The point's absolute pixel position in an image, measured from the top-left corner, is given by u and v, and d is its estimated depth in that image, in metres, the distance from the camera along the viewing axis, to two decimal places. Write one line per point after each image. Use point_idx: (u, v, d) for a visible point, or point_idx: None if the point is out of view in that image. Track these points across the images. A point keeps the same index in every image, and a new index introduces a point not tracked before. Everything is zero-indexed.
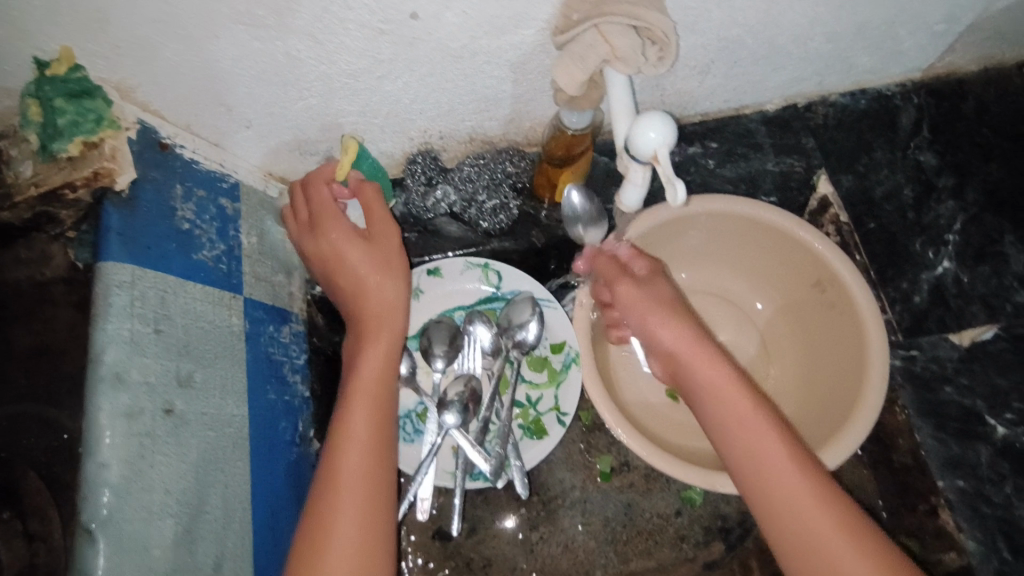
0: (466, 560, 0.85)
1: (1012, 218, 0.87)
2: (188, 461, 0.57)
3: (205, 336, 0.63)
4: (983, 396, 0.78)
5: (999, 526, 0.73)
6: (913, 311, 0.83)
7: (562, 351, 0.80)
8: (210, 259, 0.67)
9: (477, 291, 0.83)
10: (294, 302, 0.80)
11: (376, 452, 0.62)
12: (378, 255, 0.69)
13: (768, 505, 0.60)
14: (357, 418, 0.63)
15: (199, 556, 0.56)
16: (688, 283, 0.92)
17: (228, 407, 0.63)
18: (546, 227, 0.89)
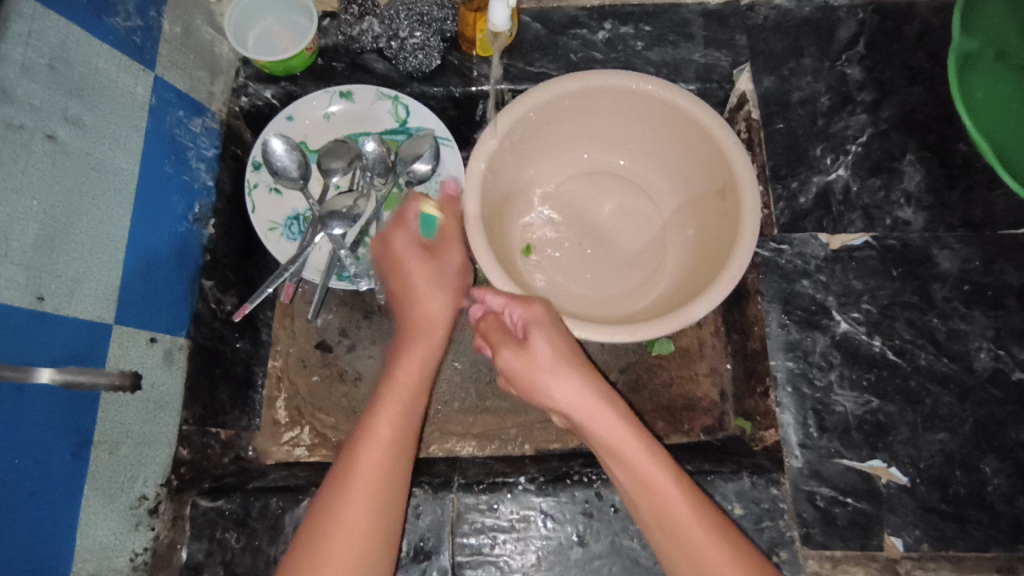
0: (339, 371, 0.91)
1: (919, 139, 0.87)
2: (61, 185, 0.63)
3: (103, 89, 0.69)
4: (836, 293, 0.82)
5: (813, 405, 0.78)
6: (794, 210, 0.86)
7: (449, 188, 0.89)
8: (123, 27, 0.73)
9: (385, 121, 0.90)
10: (213, 102, 0.87)
11: (417, 387, 0.70)
12: (435, 270, 0.78)
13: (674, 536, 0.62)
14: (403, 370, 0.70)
15: (59, 266, 0.63)
16: (590, 158, 0.95)
17: (115, 160, 0.70)
18: (470, 79, 0.92)
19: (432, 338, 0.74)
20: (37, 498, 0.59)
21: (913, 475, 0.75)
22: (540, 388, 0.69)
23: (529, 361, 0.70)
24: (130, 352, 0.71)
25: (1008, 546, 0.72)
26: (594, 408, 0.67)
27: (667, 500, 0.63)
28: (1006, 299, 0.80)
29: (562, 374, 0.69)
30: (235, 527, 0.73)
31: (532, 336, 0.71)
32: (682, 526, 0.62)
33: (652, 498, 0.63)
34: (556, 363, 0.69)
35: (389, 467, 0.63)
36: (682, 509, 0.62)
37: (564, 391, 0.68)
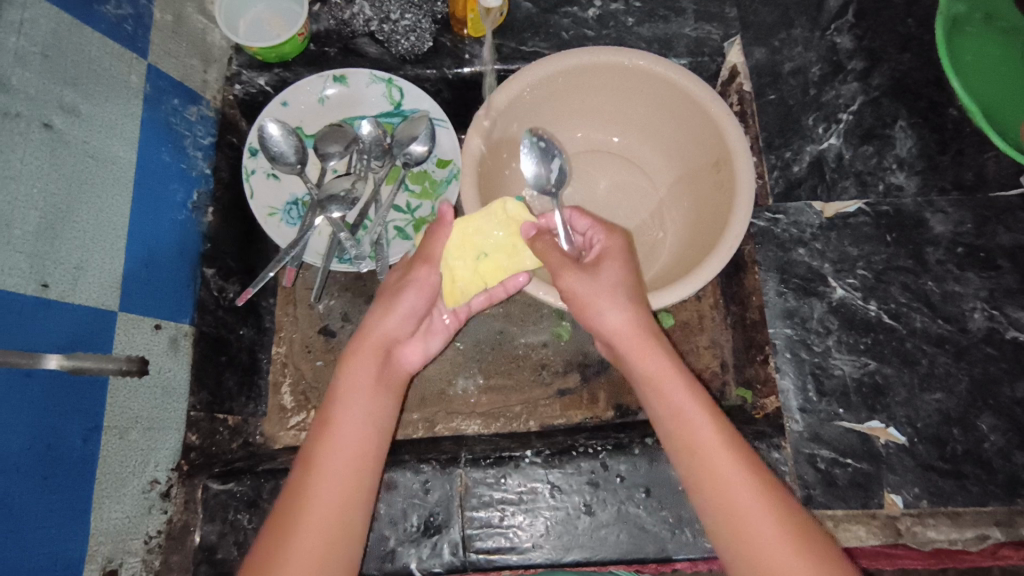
0: (344, 355, 0.91)
1: (910, 105, 0.87)
2: (59, 172, 0.64)
3: (97, 78, 0.70)
4: (832, 260, 0.83)
5: (812, 370, 0.79)
6: (789, 178, 0.87)
7: (446, 167, 0.89)
8: (114, 16, 0.73)
9: (380, 103, 0.90)
10: (207, 90, 0.87)
11: (358, 419, 0.65)
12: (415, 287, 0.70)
13: (733, 524, 0.58)
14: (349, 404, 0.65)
15: (61, 253, 0.63)
16: (586, 134, 0.95)
17: (113, 149, 0.71)
18: (462, 61, 0.92)
19: (377, 365, 0.68)
20: (50, 482, 0.60)
21: (911, 435, 0.76)
22: (597, 313, 0.66)
23: (592, 285, 0.67)
24: (136, 338, 0.71)
25: (1006, 500, 0.74)
26: (639, 339, 0.66)
27: (711, 456, 0.61)
28: (999, 259, 0.81)
29: (618, 306, 0.66)
30: (247, 508, 0.74)
31: (604, 265, 0.68)
32: (728, 488, 0.60)
33: (691, 449, 0.62)
34: (617, 294, 0.67)
35: (337, 510, 0.60)
36: (726, 463, 0.60)
37: (616, 322, 0.66)
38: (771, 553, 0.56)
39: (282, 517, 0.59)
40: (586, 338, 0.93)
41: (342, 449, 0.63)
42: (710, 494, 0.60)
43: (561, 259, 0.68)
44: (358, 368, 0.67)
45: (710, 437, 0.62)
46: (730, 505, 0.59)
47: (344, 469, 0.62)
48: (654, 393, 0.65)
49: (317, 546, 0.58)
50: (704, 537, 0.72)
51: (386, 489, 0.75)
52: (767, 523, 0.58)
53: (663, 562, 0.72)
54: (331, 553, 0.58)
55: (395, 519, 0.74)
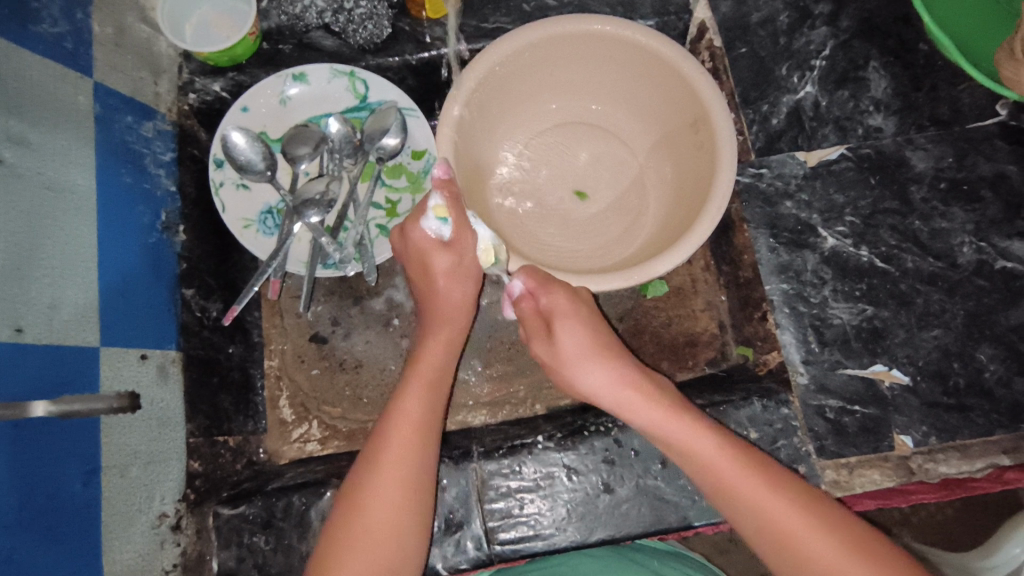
0: (339, 361, 0.89)
1: (881, 45, 0.86)
2: (18, 210, 0.60)
3: (45, 103, 0.66)
4: (819, 210, 0.82)
5: (811, 322, 0.80)
6: (769, 132, 0.86)
7: (422, 158, 0.87)
8: (51, 34, 0.68)
9: (345, 99, 0.87)
10: (160, 103, 0.82)
11: (441, 364, 0.72)
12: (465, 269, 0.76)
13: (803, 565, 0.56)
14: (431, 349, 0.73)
15: (32, 294, 0.60)
16: (558, 108, 0.93)
17: (70, 177, 0.67)
18: (424, 45, 0.89)
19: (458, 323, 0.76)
20: (55, 533, 0.58)
21: (914, 374, 0.77)
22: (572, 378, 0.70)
23: (557, 354, 0.71)
24: (123, 372, 0.68)
25: (1011, 427, 0.75)
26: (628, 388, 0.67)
27: (731, 478, 0.60)
28: (982, 190, 0.81)
29: (586, 363, 0.69)
30: (262, 530, 0.72)
31: (557, 329, 0.70)
32: (751, 498, 0.59)
33: (691, 461, 0.63)
34: (587, 349, 0.69)
35: (415, 439, 0.66)
36: (737, 474, 0.61)
37: (596, 377, 0.69)
38: (808, 546, 0.56)
39: (358, 475, 0.64)
40: None
41: (415, 414, 0.67)
42: (738, 510, 0.60)
43: (530, 327, 0.73)
44: (435, 334, 0.74)
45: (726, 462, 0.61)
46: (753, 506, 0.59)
47: (424, 410, 0.68)
48: (673, 436, 0.64)
49: (389, 505, 0.62)
50: None
51: None
52: (795, 522, 0.57)
53: (685, 529, 0.73)
54: (404, 515, 0.62)
55: None
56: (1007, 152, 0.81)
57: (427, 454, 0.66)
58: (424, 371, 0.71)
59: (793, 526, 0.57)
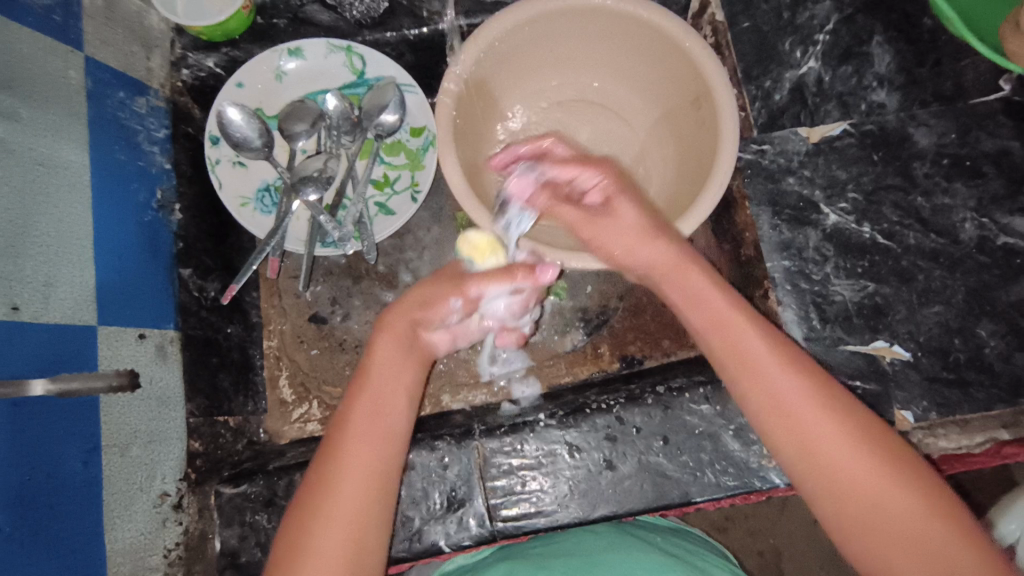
0: (339, 341, 0.88)
1: (885, 19, 0.85)
2: (10, 187, 0.59)
3: (36, 77, 0.64)
4: (822, 187, 0.82)
5: (813, 299, 0.79)
6: (771, 108, 0.85)
7: (421, 135, 0.85)
8: (40, 6, 0.67)
9: (342, 74, 0.86)
10: (153, 78, 0.81)
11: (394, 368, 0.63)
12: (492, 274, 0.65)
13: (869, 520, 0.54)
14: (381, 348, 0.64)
15: (27, 273, 0.59)
16: (557, 85, 0.91)
17: (63, 153, 0.65)
18: (421, 19, 0.87)
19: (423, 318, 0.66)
20: (56, 511, 0.57)
21: (915, 350, 0.77)
22: (618, 255, 0.70)
23: (612, 225, 0.70)
24: (121, 351, 0.67)
25: (1012, 402, 0.75)
26: (674, 266, 0.67)
27: (760, 379, 0.60)
28: (985, 166, 0.80)
29: (640, 243, 0.69)
30: (264, 508, 0.72)
31: (615, 201, 0.70)
32: (790, 406, 0.58)
33: (777, 410, 0.59)
34: (640, 232, 0.69)
35: (371, 453, 0.59)
36: (793, 393, 0.58)
37: (648, 255, 0.68)
38: (834, 456, 0.55)
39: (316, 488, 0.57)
40: (582, 292, 0.91)
41: (368, 429, 0.59)
42: (765, 404, 0.59)
43: (569, 214, 0.71)
44: (384, 347, 0.64)
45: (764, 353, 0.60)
46: (798, 425, 0.57)
47: (372, 417, 0.60)
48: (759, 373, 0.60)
49: (348, 525, 0.55)
50: (725, 476, 0.72)
51: (404, 470, 0.74)
52: (839, 447, 0.56)
53: (688, 505, 0.73)
54: (366, 534, 0.56)
55: (418, 499, 0.73)
56: (1011, 128, 0.81)
57: (387, 479, 0.58)
58: (374, 401, 0.61)
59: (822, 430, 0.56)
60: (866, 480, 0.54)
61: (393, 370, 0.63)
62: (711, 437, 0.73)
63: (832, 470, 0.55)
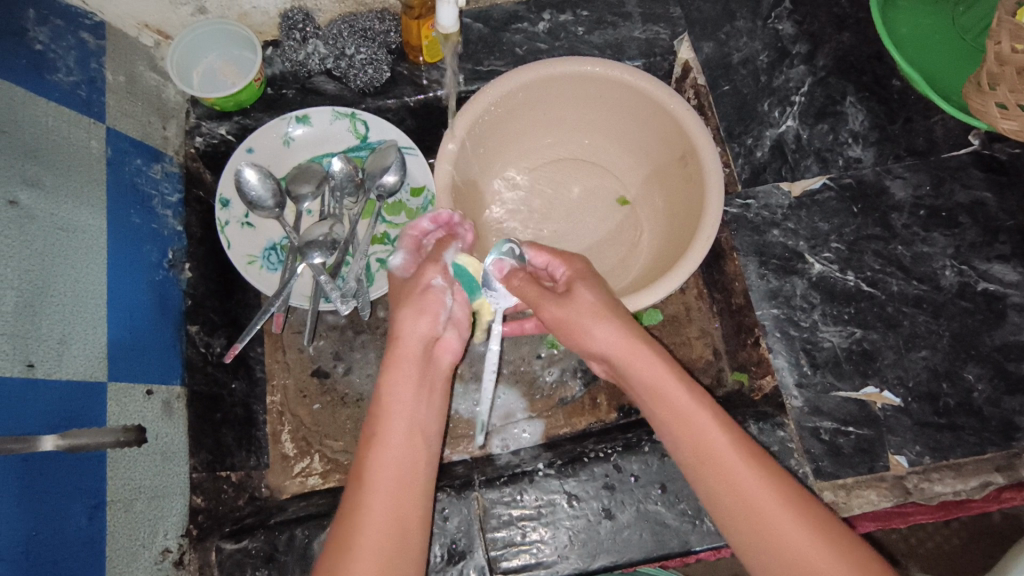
0: (340, 395, 0.90)
1: (856, 81, 0.90)
2: (32, 250, 0.62)
3: (58, 148, 0.68)
4: (805, 237, 0.85)
5: (802, 345, 0.82)
6: (753, 164, 0.90)
7: (420, 194, 0.90)
8: (66, 83, 0.72)
9: (345, 139, 0.91)
10: (169, 146, 0.86)
11: (406, 416, 0.64)
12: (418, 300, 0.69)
13: None
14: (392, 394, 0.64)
15: (43, 331, 0.61)
16: (550, 144, 0.96)
17: (82, 218, 0.69)
18: (422, 87, 0.94)
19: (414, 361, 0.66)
20: (60, 567, 0.58)
21: (905, 395, 0.79)
22: (585, 339, 0.68)
23: (568, 311, 0.68)
24: (129, 407, 0.69)
25: (1003, 445, 0.76)
26: (629, 352, 0.66)
27: (737, 482, 0.59)
28: (960, 216, 0.84)
29: (599, 321, 0.67)
30: (265, 564, 0.72)
31: (573, 288, 0.69)
32: (733, 474, 0.59)
33: (741, 508, 0.58)
34: (597, 311, 0.67)
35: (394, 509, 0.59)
36: (765, 494, 0.58)
37: (602, 337, 0.67)
38: (778, 528, 0.56)
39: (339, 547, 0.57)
40: None
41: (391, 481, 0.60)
42: (729, 502, 0.59)
43: (531, 289, 0.70)
44: (398, 390, 0.65)
45: (721, 433, 0.61)
46: (765, 517, 0.57)
47: (393, 473, 0.61)
48: (727, 481, 0.59)
49: None
50: None
51: None
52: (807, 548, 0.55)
53: (688, 554, 0.73)
54: None
55: None
56: (983, 179, 0.85)
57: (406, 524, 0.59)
58: (393, 449, 0.62)
59: (765, 503, 0.57)
60: (813, 552, 0.55)
61: (403, 418, 0.64)
62: None
63: (779, 541, 0.56)
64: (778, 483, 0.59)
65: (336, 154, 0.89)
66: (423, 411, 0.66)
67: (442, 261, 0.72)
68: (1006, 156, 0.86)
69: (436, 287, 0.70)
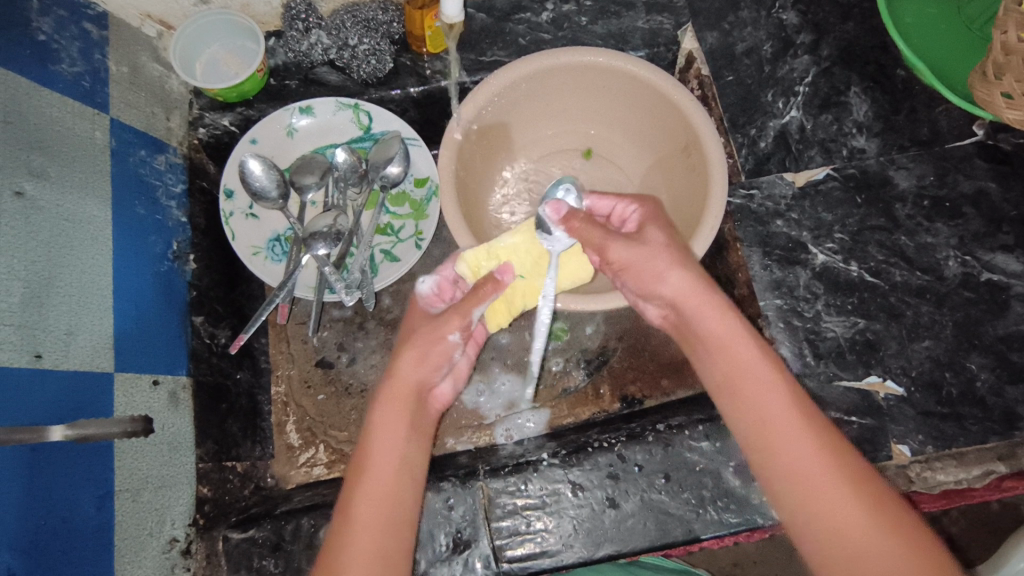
0: (345, 385, 0.90)
1: (861, 72, 0.90)
2: (39, 241, 0.63)
3: (64, 138, 0.68)
4: (809, 228, 0.86)
5: (806, 335, 0.82)
6: (757, 154, 0.90)
7: (424, 185, 0.90)
8: (70, 74, 0.72)
9: (349, 130, 0.91)
10: (172, 137, 0.86)
11: (394, 447, 0.64)
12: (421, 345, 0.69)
13: None
14: (382, 425, 0.65)
15: (51, 321, 0.62)
16: (553, 135, 0.96)
17: (88, 209, 0.69)
18: (424, 78, 0.93)
19: (407, 395, 0.67)
20: (69, 556, 0.58)
21: (907, 385, 0.79)
22: (649, 281, 0.67)
23: (640, 253, 0.66)
24: (136, 397, 0.70)
25: (1005, 434, 0.77)
26: (699, 301, 0.65)
27: (790, 446, 0.59)
28: (964, 207, 0.84)
29: (667, 269, 0.66)
30: (272, 553, 0.72)
31: (647, 230, 0.68)
32: (789, 441, 0.59)
33: (793, 471, 0.58)
34: (668, 257, 0.66)
35: (381, 532, 0.60)
36: (818, 460, 0.58)
37: (672, 283, 0.65)
38: (830, 502, 0.56)
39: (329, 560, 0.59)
40: (583, 334, 0.94)
41: (376, 507, 0.61)
42: (782, 463, 0.59)
43: (596, 232, 0.68)
44: (387, 418, 0.65)
45: (777, 399, 0.61)
46: (817, 483, 0.57)
47: (380, 500, 0.61)
48: (785, 441, 0.59)
49: None
50: (727, 512, 0.73)
51: None
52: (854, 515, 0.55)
53: (692, 542, 0.73)
54: None
55: (423, 541, 0.73)
56: (986, 170, 0.85)
57: (392, 544, 0.60)
58: (383, 475, 0.63)
59: (820, 476, 0.57)
60: (863, 521, 0.55)
61: (392, 447, 0.64)
62: (712, 474, 0.75)
63: (835, 513, 0.55)
64: (831, 443, 0.58)
65: (341, 144, 0.88)
66: (415, 443, 0.66)
67: (469, 317, 0.69)
68: (1011, 147, 0.86)
69: (452, 345, 0.69)
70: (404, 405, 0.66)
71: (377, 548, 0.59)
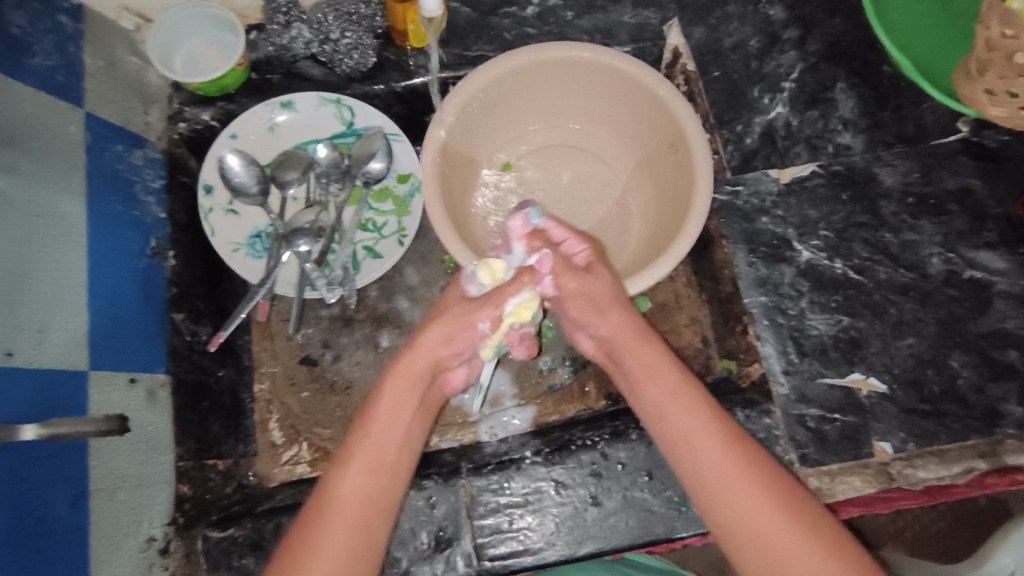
0: (329, 383, 0.89)
1: (847, 67, 0.90)
2: (10, 237, 0.62)
3: (37, 133, 0.67)
4: (794, 225, 0.85)
5: (790, 333, 0.82)
6: (743, 150, 0.89)
7: (408, 181, 0.89)
8: (44, 67, 0.71)
9: (331, 125, 0.90)
10: (151, 132, 0.84)
11: (398, 422, 0.64)
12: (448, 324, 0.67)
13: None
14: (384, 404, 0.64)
15: (21, 318, 0.61)
16: (538, 131, 0.95)
17: (62, 205, 0.68)
18: (410, 73, 0.93)
19: (420, 373, 0.66)
20: (42, 557, 0.58)
21: (890, 382, 0.79)
22: (585, 316, 0.70)
23: (591, 279, 0.70)
24: (111, 396, 0.69)
25: (987, 431, 0.77)
26: (629, 331, 0.69)
27: (699, 451, 0.61)
28: (948, 204, 0.84)
29: (609, 308, 0.69)
30: (251, 552, 0.72)
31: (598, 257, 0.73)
32: (696, 443, 0.61)
33: (703, 473, 0.61)
34: (614, 287, 0.71)
35: (370, 499, 0.60)
36: (726, 460, 0.60)
37: (612, 316, 0.69)
38: (737, 492, 0.59)
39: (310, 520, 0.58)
40: None
41: (366, 477, 0.60)
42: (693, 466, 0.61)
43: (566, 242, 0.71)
44: (394, 391, 0.65)
45: (690, 408, 0.63)
46: (725, 482, 0.59)
47: (372, 468, 0.61)
48: (695, 446, 0.61)
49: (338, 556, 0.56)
50: None
51: None
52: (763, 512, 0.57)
53: (672, 540, 0.73)
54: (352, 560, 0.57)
55: (405, 539, 0.73)
56: (972, 167, 0.85)
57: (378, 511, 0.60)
58: (380, 446, 0.62)
59: (729, 470, 0.59)
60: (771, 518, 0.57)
61: (395, 419, 0.64)
62: None
63: (742, 510, 0.58)
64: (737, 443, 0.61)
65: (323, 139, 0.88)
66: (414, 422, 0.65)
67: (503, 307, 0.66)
68: (996, 144, 0.85)
69: (479, 333, 0.67)
70: (413, 384, 0.66)
71: (364, 513, 0.59)
